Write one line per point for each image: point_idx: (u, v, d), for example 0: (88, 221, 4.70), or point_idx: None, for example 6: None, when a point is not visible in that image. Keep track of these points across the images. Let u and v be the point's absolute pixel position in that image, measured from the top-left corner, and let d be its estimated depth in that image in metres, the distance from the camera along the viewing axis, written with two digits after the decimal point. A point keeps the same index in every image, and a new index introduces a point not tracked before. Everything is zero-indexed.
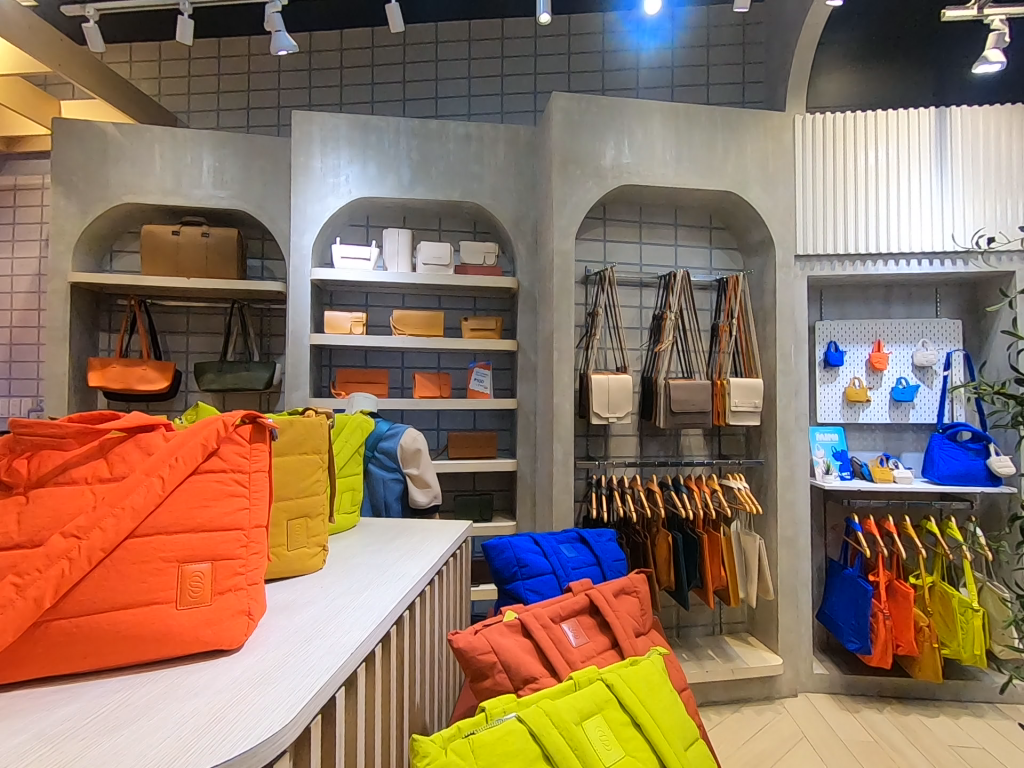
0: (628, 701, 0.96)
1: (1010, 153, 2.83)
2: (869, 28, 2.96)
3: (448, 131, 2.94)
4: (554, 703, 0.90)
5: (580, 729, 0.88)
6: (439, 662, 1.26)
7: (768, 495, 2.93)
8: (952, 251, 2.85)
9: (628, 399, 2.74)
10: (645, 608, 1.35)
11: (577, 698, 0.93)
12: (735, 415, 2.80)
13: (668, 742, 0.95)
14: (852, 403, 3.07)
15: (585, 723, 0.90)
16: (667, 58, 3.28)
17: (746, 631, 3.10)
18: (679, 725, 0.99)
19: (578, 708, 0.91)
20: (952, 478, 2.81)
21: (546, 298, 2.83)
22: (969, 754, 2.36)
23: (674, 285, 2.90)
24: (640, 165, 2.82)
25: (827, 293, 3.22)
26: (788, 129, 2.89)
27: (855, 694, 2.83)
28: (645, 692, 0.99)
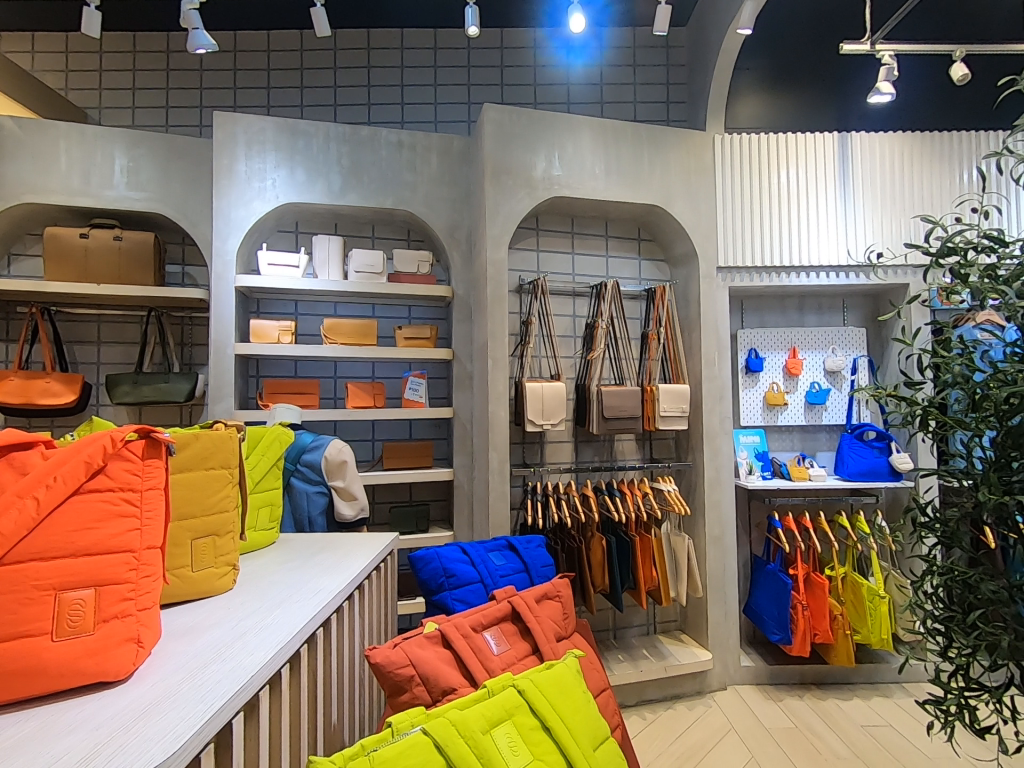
0: (538, 705, 0.96)
1: (903, 177, 3.10)
2: (778, 56, 3.17)
3: (380, 138, 2.91)
4: (461, 714, 0.89)
5: (487, 738, 0.88)
6: (360, 680, 1.23)
7: (696, 497, 3.05)
8: (851, 265, 3.08)
9: (561, 406, 2.79)
10: (567, 611, 1.37)
11: (486, 706, 0.92)
12: (664, 419, 2.90)
13: (576, 744, 0.96)
14: (771, 406, 3.26)
15: (493, 731, 0.89)
16: (596, 75, 3.39)
17: (678, 629, 3.20)
18: (589, 725, 1.01)
19: (487, 716, 0.91)
20: (860, 475, 3.02)
21: (480, 306, 2.86)
22: (878, 732, 2.53)
23: (604, 293, 2.98)
24: (571, 178, 2.89)
25: (747, 303, 3.40)
26: (708, 147, 3.06)
27: (778, 683, 2.98)
28: (555, 694, 1.00)
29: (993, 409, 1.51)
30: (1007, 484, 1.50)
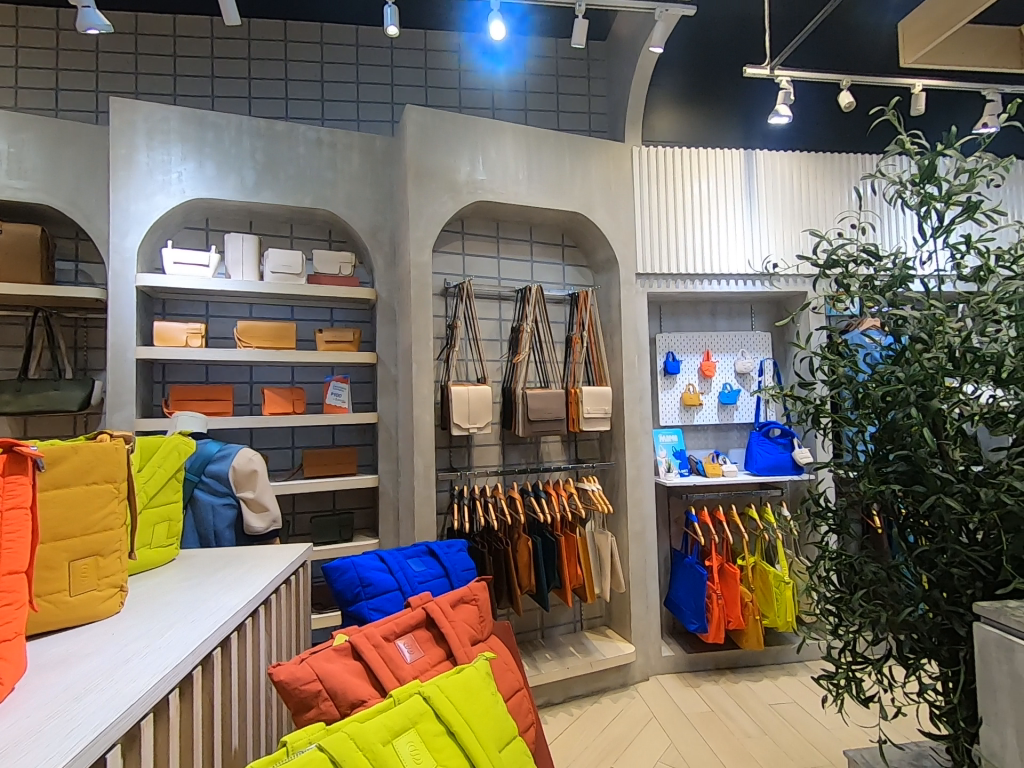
0: (444, 711, 0.96)
1: (800, 193, 3.36)
2: (691, 75, 3.34)
3: (298, 134, 2.81)
4: (362, 725, 0.87)
5: (389, 748, 0.86)
6: (263, 700, 1.17)
7: (619, 495, 3.15)
8: (752, 275, 3.30)
9: (487, 409, 2.81)
10: (483, 615, 1.38)
11: (389, 716, 0.91)
12: (587, 421, 2.98)
13: (480, 746, 0.97)
14: (687, 406, 3.43)
15: (395, 741, 0.88)
16: (519, 82, 3.43)
17: (603, 624, 3.28)
18: (495, 727, 1.02)
19: (390, 726, 0.90)
20: (767, 470, 3.24)
21: (404, 309, 2.83)
22: (784, 709, 2.72)
23: (529, 297, 3.03)
24: (494, 182, 2.91)
25: (665, 308, 3.56)
26: (627, 158, 3.19)
27: (696, 669, 3.14)
28: (462, 699, 1.01)
29: (871, 406, 1.66)
30: (883, 474, 1.65)
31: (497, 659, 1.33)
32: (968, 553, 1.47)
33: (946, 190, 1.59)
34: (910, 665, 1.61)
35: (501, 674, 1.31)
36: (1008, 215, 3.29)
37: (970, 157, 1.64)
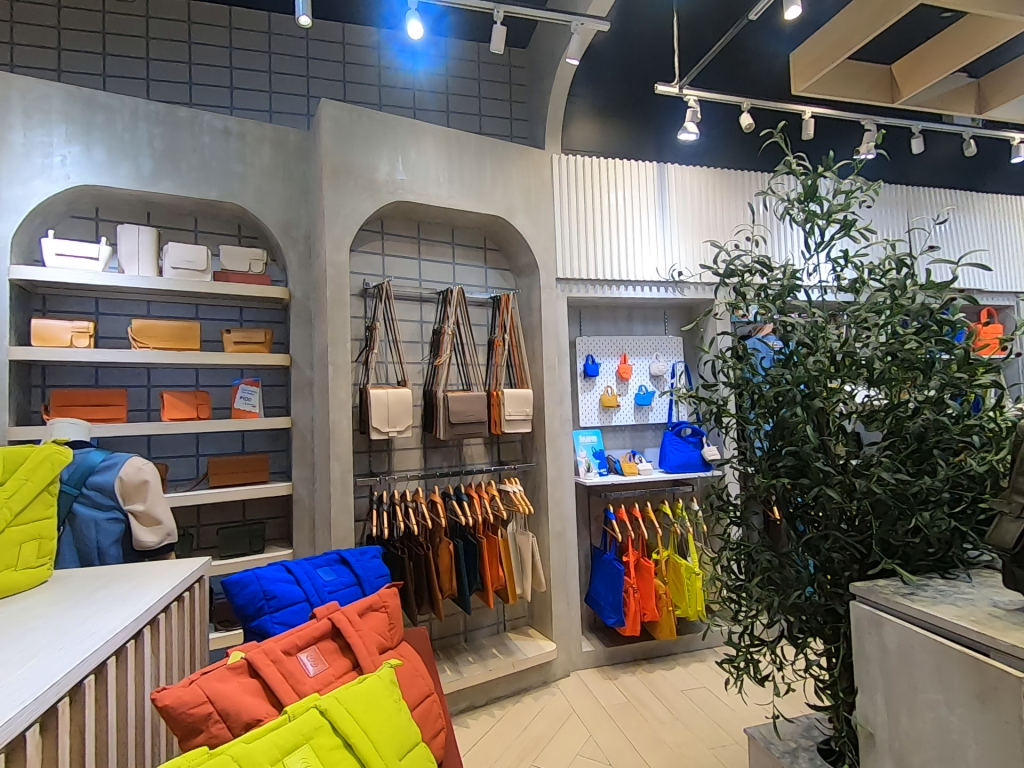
0: (341, 724, 0.94)
1: (706, 207, 3.58)
2: (607, 88, 3.46)
3: (202, 122, 2.65)
4: (248, 746, 0.83)
5: None
6: (145, 727, 1.09)
7: (540, 496, 3.21)
8: (660, 283, 3.46)
9: (407, 413, 2.76)
10: (394, 622, 1.37)
11: (281, 734, 0.88)
12: (509, 423, 3.01)
13: (379, 756, 0.96)
14: (606, 407, 3.54)
15: (285, 759, 0.85)
16: (440, 83, 3.42)
17: (526, 624, 3.32)
18: (396, 735, 1.02)
19: (280, 745, 0.86)
20: (679, 467, 3.41)
21: (320, 309, 2.73)
22: (694, 694, 2.87)
23: (450, 299, 3.02)
24: (414, 183, 2.88)
25: (585, 313, 3.66)
26: (546, 165, 3.26)
27: (614, 662, 3.25)
28: (361, 710, 0.99)
29: (764, 407, 1.79)
30: (776, 469, 1.79)
31: (403, 666, 1.32)
32: (847, 539, 1.62)
33: (827, 208, 1.75)
34: (799, 644, 1.75)
35: (409, 680, 1.29)
36: (881, 233, 3.68)
37: (845, 180, 1.81)
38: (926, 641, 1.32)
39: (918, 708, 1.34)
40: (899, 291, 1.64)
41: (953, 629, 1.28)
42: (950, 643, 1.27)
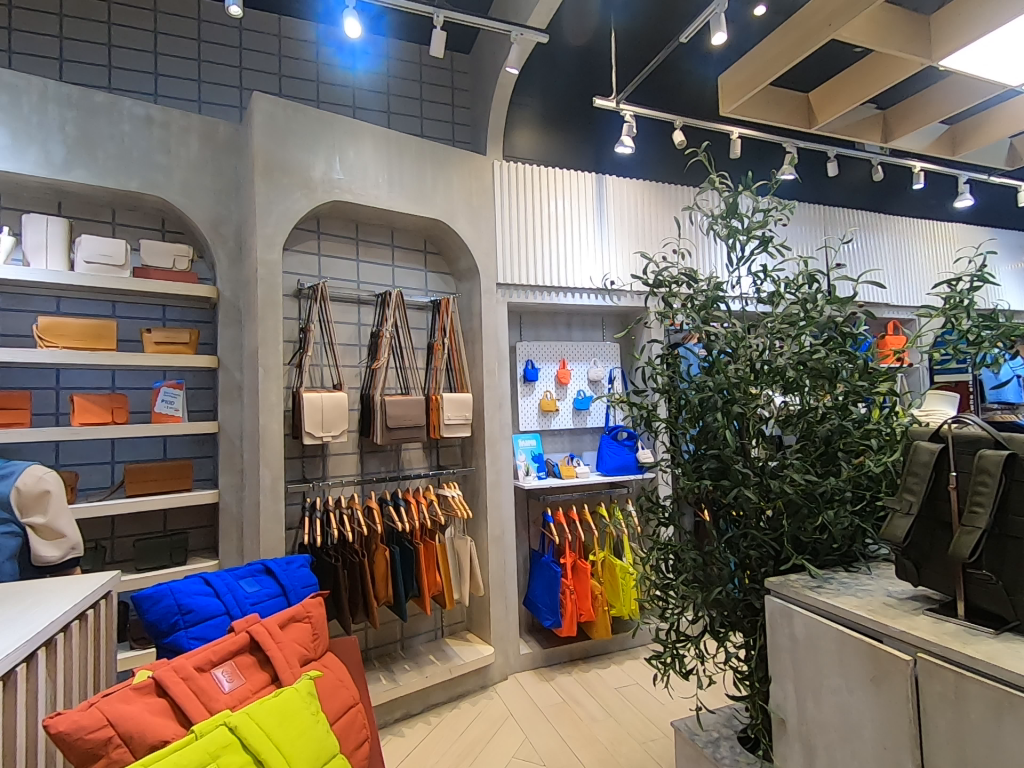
0: (249, 742, 0.97)
1: (640, 218, 3.71)
2: (547, 98, 3.52)
3: (122, 109, 2.50)
4: None
5: None
6: (39, 755, 1.03)
7: (479, 500, 3.21)
8: (594, 291, 3.55)
9: (342, 417, 2.70)
10: (318, 633, 1.39)
11: (185, 755, 0.90)
12: (448, 427, 3.00)
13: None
14: (545, 412, 3.59)
15: None
16: (381, 83, 3.37)
17: (464, 629, 3.31)
18: (308, 749, 1.06)
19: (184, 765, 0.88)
20: (615, 470, 3.51)
21: (250, 310, 2.63)
22: (627, 691, 2.95)
23: (389, 301, 2.98)
24: (352, 183, 2.83)
25: (525, 318, 3.71)
26: (487, 171, 3.28)
27: (551, 663, 3.29)
28: (273, 726, 1.03)
29: (690, 411, 1.87)
30: (700, 471, 1.87)
31: (327, 677, 1.31)
32: (762, 536, 1.72)
33: (747, 224, 1.85)
34: (720, 637, 1.84)
35: (331, 692, 1.28)
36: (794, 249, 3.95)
37: (763, 199, 1.92)
38: (828, 630, 1.43)
39: (823, 693, 1.44)
40: (810, 304, 1.76)
41: (852, 618, 1.39)
42: (848, 631, 1.38)
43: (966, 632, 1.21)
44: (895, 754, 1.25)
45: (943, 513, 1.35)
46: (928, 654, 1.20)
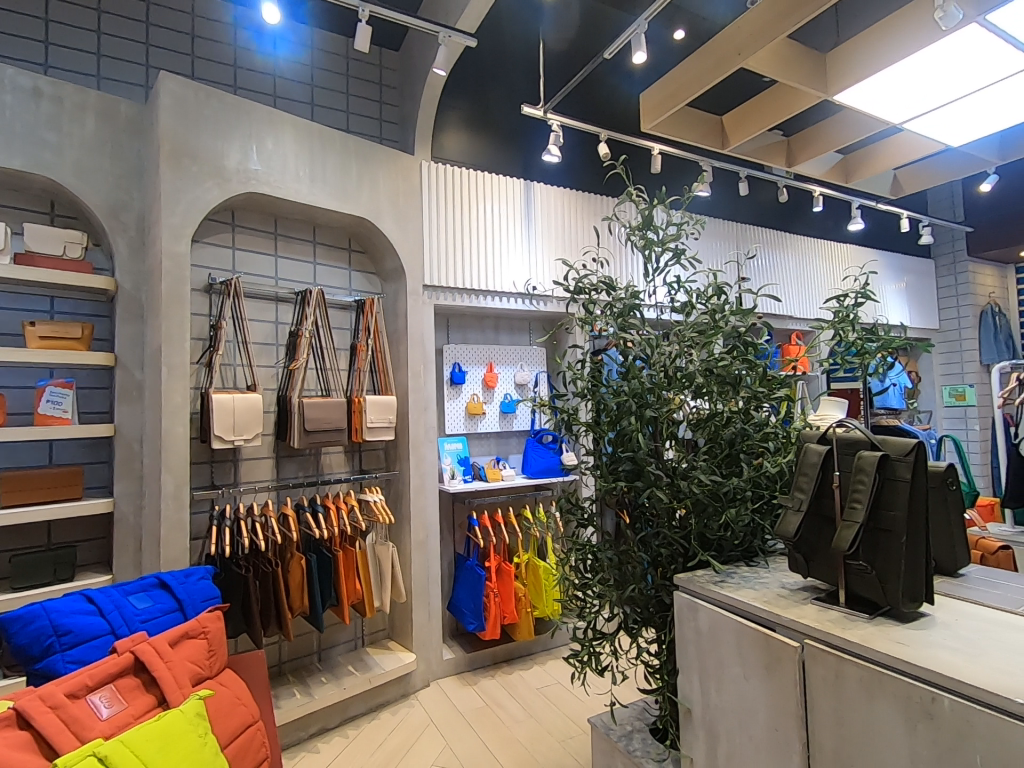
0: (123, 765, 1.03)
1: (567, 226, 3.80)
2: (477, 102, 3.52)
3: (3, 78, 2.25)
4: None
5: None
6: None
7: (402, 505, 3.16)
8: (515, 295, 3.57)
9: (256, 420, 2.57)
10: (212, 651, 1.47)
11: None
12: (371, 431, 2.94)
13: None
14: (471, 415, 3.59)
15: None
16: (304, 73, 3.25)
17: (386, 637, 3.23)
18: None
19: None
20: (540, 473, 3.56)
21: (153, 304, 2.45)
22: (548, 691, 2.99)
23: (309, 300, 2.87)
24: (271, 175, 2.71)
25: (452, 320, 3.69)
26: (415, 171, 3.25)
27: (474, 667, 3.28)
28: (149, 748, 1.10)
29: (608, 415, 1.93)
30: (616, 473, 1.93)
31: (220, 696, 1.39)
32: (673, 535, 1.81)
33: (662, 237, 1.94)
34: (634, 634, 1.91)
35: (224, 710, 1.36)
36: (706, 262, 4.19)
37: (676, 213, 2.02)
38: (729, 622, 1.51)
39: (724, 682, 1.52)
40: (718, 314, 1.86)
41: (749, 609, 1.48)
42: (745, 622, 1.47)
43: (846, 619, 1.32)
44: (786, 735, 1.34)
45: (828, 509, 1.48)
46: (814, 640, 1.30)
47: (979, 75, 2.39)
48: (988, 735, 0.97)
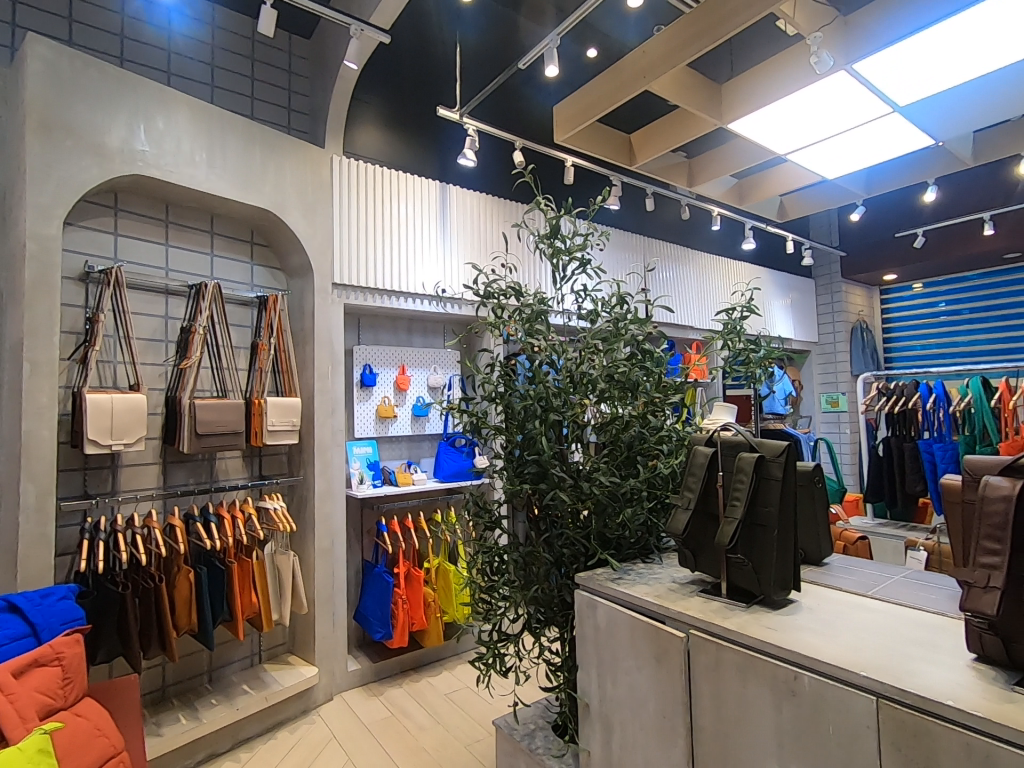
0: None
1: (482, 230, 3.82)
2: (392, 100, 3.46)
3: None
4: None
5: None
6: None
7: (306, 512, 3.02)
8: (424, 296, 3.50)
9: (139, 422, 2.36)
10: (68, 678, 1.41)
11: None
12: (272, 434, 2.80)
13: None
14: (382, 418, 3.51)
15: None
16: (204, 52, 3.04)
17: (286, 652, 3.06)
18: None
19: None
20: (452, 476, 3.54)
21: (14, 292, 2.18)
22: (456, 696, 2.98)
23: (203, 294, 2.68)
24: (161, 158, 2.50)
25: (363, 321, 3.58)
26: (326, 165, 3.13)
27: (381, 677, 3.20)
28: None
29: (515, 418, 1.94)
30: (522, 475, 1.95)
31: (72, 728, 1.34)
32: (575, 534, 1.87)
33: (568, 246, 1.99)
34: (536, 633, 1.94)
35: (72, 742, 1.32)
36: (611, 272, 4.38)
37: (582, 223, 2.08)
38: (623, 617, 1.58)
39: (619, 675, 1.59)
40: (620, 323, 1.95)
41: (642, 603, 1.55)
42: (637, 616, 1.54)
43: (726, 608, 1.43)
44: (672, 721, 1.42)
45: (712, 507, 1.58)
46: (698, 629, 1.39)
47: (847, 117, 2.68)
48: (839, 707, 1.08)
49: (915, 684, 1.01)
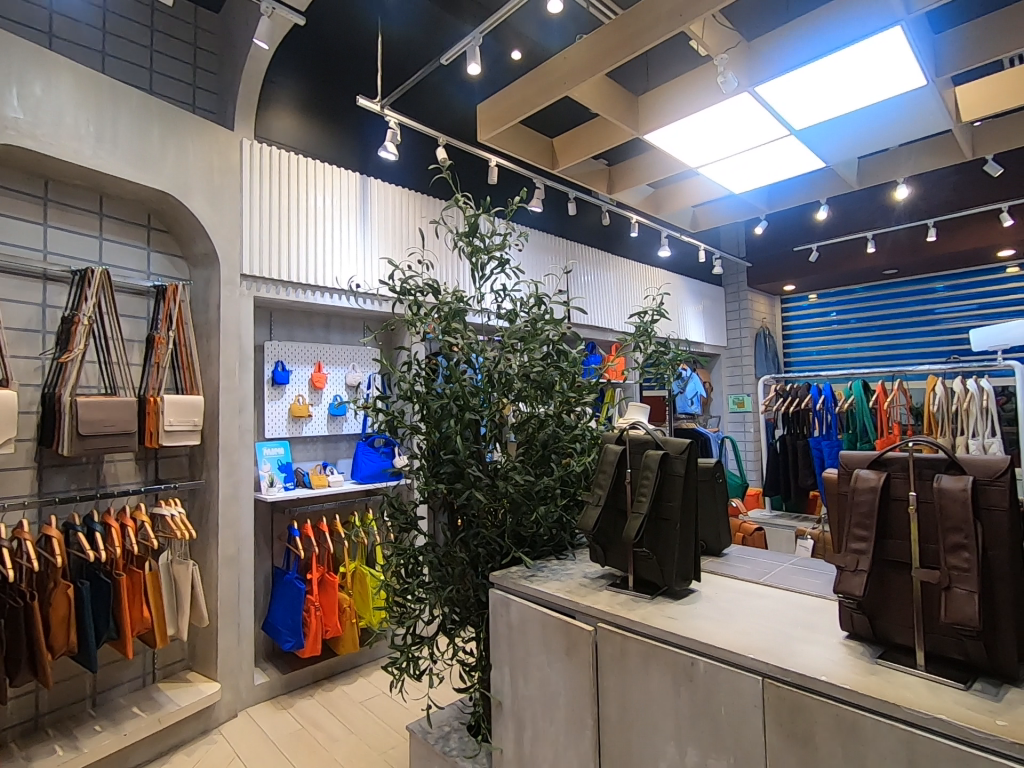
0: None
1: (403, 225, 3.74)
2: (310, 85, 3.31)
3: None
4: None
5: None
6: None
7: (209, 518, 2.82)
8: (337, 291, 3.36)
9: (10, 423, 2.11)
10: None
11: None
12: (169, 435, 2.60)
13: None
14: (295, 418, 3.35)
15: None
16: (92, 15, 2.75)
17: (184, 669, 2.85)
18: None
19: None
20: (370, 478, 3.43)
21: None
22: (371, 703, 2.90)
23: (89, 281, 2.44)
24: (39, 128, 2.25)
25: (276, 315, 3.40)
26: (234, 148, 2.95)
27: (291, 689, 3.05)
28: None
29: (431, 417, 1.90)
30: (438, 474, 1.92)
31: None
32: (490, 533, 1.87)
33: (487, 244, 1.98)
34: (451, 634, 1.92)
35: None
36: (530, 273, 4.43)
37: (501, 222, 2.08)
38: (536, 614, 1.60)
39: (530, 672, 1.61)
40: (537, 322, 1.96)
41: (553, 599, 1.57)
42: (549, 612, 1.56)
43: (632, 600, 1.48)
44: (580, 712, 1.45)
45: (621, 502, 1.64)
46: (605, 622, 1.42)
47: (751, 136, 2.87)
48: (730, 689, 1.15)
49: (795, 663, 1.09)
